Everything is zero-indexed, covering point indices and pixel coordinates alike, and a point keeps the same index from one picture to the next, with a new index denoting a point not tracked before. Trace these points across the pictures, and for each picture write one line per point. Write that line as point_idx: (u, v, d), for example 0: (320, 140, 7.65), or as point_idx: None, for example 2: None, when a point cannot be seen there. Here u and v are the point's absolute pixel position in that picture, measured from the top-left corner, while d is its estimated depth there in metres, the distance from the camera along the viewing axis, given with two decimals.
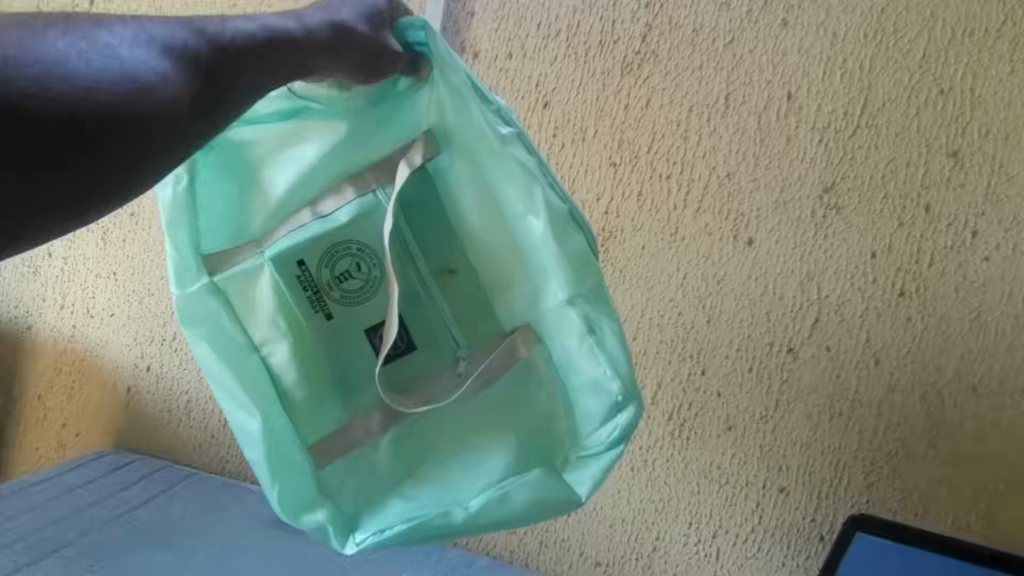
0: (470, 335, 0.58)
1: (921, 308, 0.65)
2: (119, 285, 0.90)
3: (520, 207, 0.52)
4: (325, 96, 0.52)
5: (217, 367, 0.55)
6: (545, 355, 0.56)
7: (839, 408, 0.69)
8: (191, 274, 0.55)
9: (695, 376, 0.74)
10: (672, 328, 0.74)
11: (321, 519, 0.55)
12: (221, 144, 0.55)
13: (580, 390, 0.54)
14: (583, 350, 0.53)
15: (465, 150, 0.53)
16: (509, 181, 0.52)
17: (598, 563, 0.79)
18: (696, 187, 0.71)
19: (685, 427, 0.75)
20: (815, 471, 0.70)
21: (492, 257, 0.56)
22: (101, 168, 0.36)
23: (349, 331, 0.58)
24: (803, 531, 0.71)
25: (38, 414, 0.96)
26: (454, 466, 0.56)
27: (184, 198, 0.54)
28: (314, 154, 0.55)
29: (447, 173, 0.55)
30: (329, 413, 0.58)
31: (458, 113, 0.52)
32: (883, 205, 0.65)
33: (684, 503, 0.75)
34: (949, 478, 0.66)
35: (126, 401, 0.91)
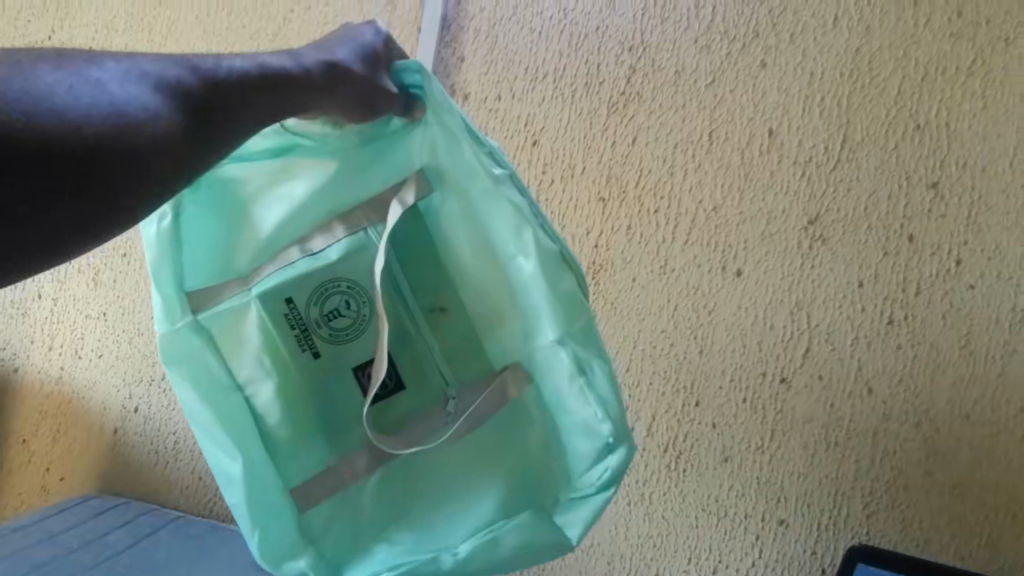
0: (460, 373, 0.58)
1: (910, 336, 0.66)
2: (109, 325, 0.89)
3: (511, 247, 0.52)
4: (318, 134, 0.53)
5: (201, 406, 0.55)
6: (537, 394, 0.56)
7: (835, 437, 0.69)
8: (175, 311, 0.55)
9: (689, 408, 0.73)
10: (664, 360, 0.74)
11: (304, 566, 0.56)
12: (210, 180, 0.56)
13: (571, 432, 0.53)
14: (574, 389, 0.52)
15: (457, 190, 0.54)
16: (500, 220, 0.52)
17: None
18: (684, 221, 0.72)
19: (681, 459, 0.74)
20: (813, 502, 0.70)
21: (484, 295, 0.56)
22: (88, 207, 0.36)
23: (336, 370, 0.57)
24: (804, 564, 0.70)
25: (21, 458, 0.93)
26: (443, 509, 0.56)
27: (169, 235, 0.55)
28: (304, 193, 0.56)
29: (440, 213, 0.56)
30: (314, 454, 0.57)
31: (450, 153, 0.53)
32: (868, 235, 0.67)
33: (683, 538, 0.74)
34: (948, 507, 0.65)
35: (112, 443, 0.89)
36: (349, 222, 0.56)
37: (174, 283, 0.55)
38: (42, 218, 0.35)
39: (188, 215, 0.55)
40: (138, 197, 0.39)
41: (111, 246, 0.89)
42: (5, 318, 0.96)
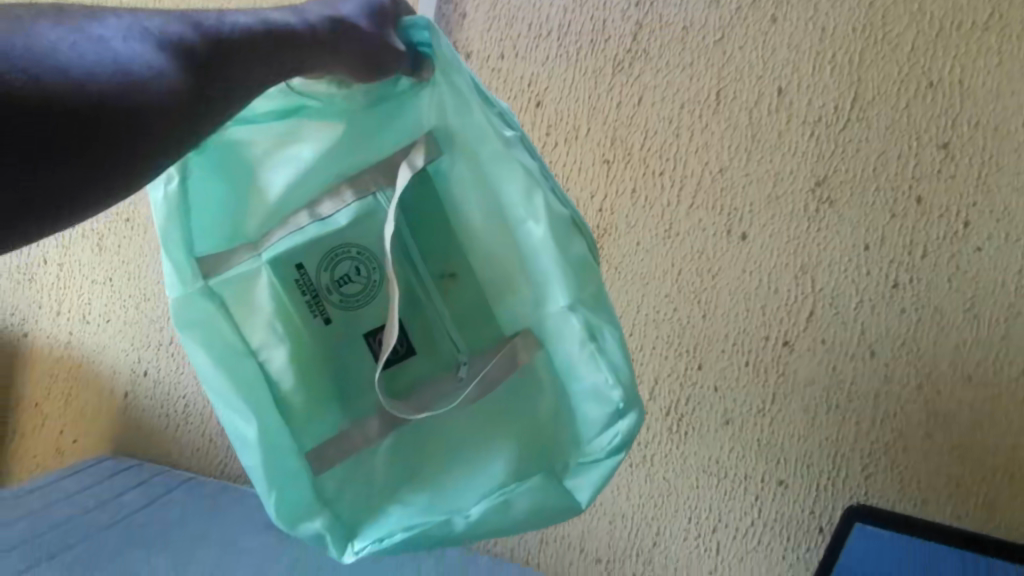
0: (471, 339, 0.58)
1: (915, 299, 0.66)
2: (115, 291, 0.90)
3: (520, 211, 0.52)
4: (325, 94, 0.52)
5: (214, 370, 0.55)
6: (547, 360, 0.56)
7: (836, 400, 0.69)
8: (187, 276, 0.55)
9: (692, 371, 0.74)
10: (668, 324, 0.74)
11: (319, 527, 0.55)
12: (217, 144, 0.55)
13: (581, 398, 0.53)
14: (584, 355, 0.52)
15: (466, 153, 0.53)
16: (510, 184, 0.52)
17: (599, 560, 0.79)
18: (690, 183, 0.71)
19: (682, 421, 0.75)
20: (813, 464, 0.71)
21: (494, 260, 0.56)
22: (92, 170, 0.34)
23: (349, 335, 0.58)
24: (802, 523, 0.71)
25: (34, 421, 0.95)
26: (453, 471, 0.56)
27: (178, 198, 0.54)
28: (312, 155, 0.55)
29: (449, 177, 0.55)
30: (328, 419, 0.58)
31: (459, 113, 0.53)
32: (876, 196, 0.66)
33: (684, 498, 0.76)
34: (945, 468, 0.66)
35: (123, 407, 0.91)
36: (355, 185, 0.56)
37: (184, 247, 0.55)
38: (48, 182, 0.32)
39: (195, 178, 0.55)
40: (140, 161, 0.37)
41: (114, 211, 0.89)
42: (11, 284, 0.97)
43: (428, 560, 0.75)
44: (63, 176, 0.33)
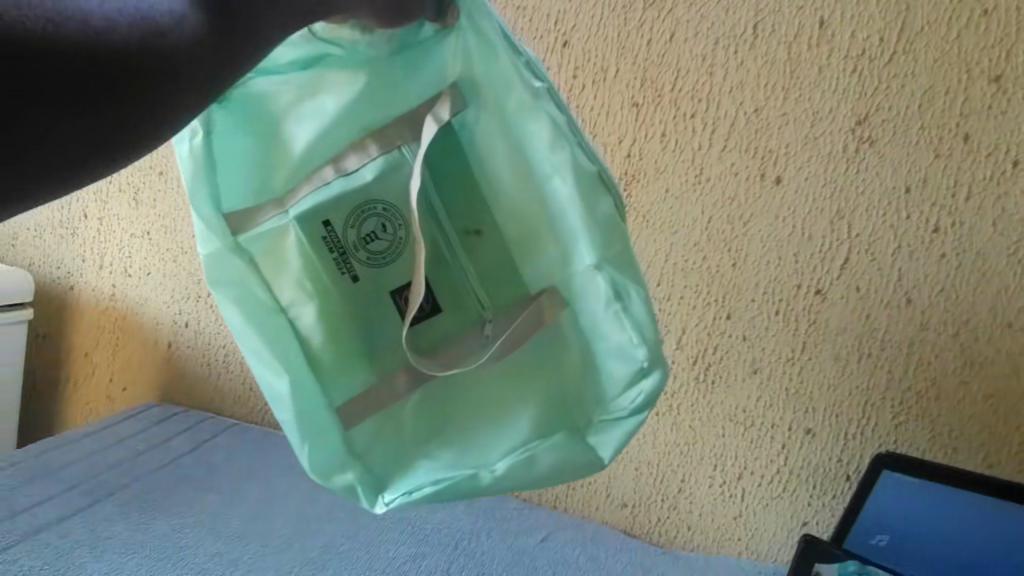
0: (494, 296, 0.55)
1: (957, 243, 0.64)
2: (154, 244, 0.92)
3: (546, 165, 0.49)
4: (348, 41, 0.48)
5: (242, 327, 0.51)
6: (573, 319, 0.52)
7: (869, 348, 0.69)
8: (214, 231, 0.51)
9: (721, 320, 0.73)
10: (697, 273, 0.73)
11: (350, 480, 0.52)
12: (240, 97, 0.51)
13: (604, 355, 0.51)
14: (609, 315, 0.50)
15: (490, 103, 0.50)
16: (536, 137, 0.49)
17: (625, 504, 0.81)
18: (723, 125, 0.69)
19: (710, 370, 0.75)
20: (841, 414, 0.71)
21: (517, 213, 0.52)
22: (109, 123, 0.28)
23: (380, 295, 0.54)
24: (829, 471, 0.72)
25: (85, 370, 1.00)
26: (476, 427, 0.53)
27: (202, 149, 0.50)
28: (335, 107, 0.51)
29: (473, 129, 0.52)
30: (359, 378, 0.54)
31: (485, 63, 0.50)
32: (920, 135, 0.63)
33: (711, 446, 0.76)
34: (979, 417, 0.65)
35: (166, 357, 0.95)
36: (380, 140, 0.52)
37: (208, 201, 0.51)
38: (55, 143, 0.26)
39: (218, 130, 0.51)
40: (168, 104, 0.30)
41: (148, 164, 0.90)
42: (54, 240, 1.00)
43: (460, 506, 0.78)
44: (73, 135, 0.26)
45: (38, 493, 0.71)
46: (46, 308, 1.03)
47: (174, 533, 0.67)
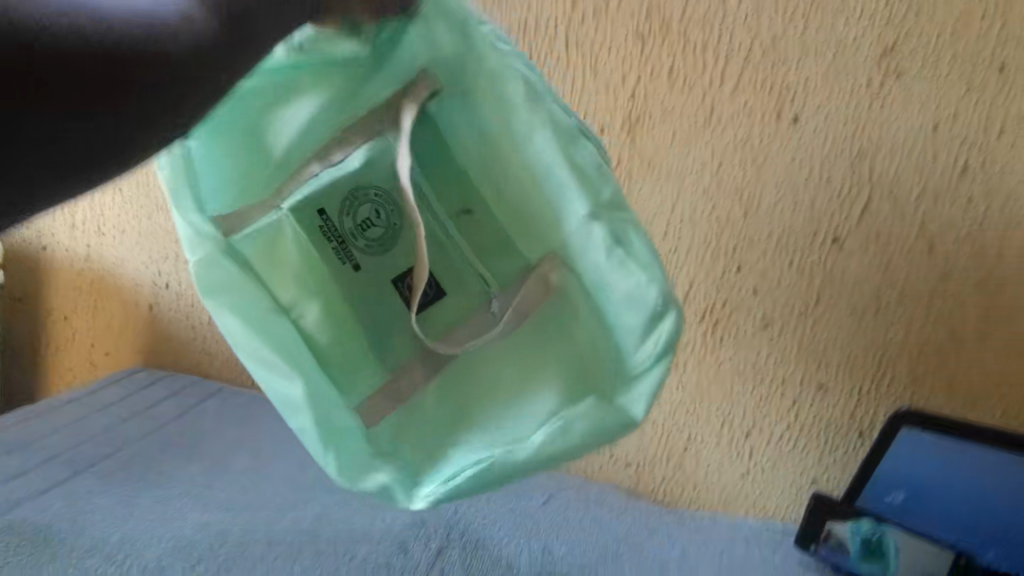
0: (496, 274, 0.51)
1: (987, 185, 0.60)
2: (126, 201, 0.87)
3: (521, 126, 0.44)
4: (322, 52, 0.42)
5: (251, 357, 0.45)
6: (576, 284, 0.48)
7: (886, 300, 0.66)
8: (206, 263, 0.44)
9: (730, 274, 0.69)
10: (705, 223, 0.68)
11: (385, 480, 0.47)
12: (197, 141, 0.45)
13: (613, 305, 0.45)
14: (611, 264, 0.44)
15: (455, 67, 0.45)
16: (508, 94, 0.44)
17: (629, 465, 0.78)
18: (736, 57, 0.63)
19: (718, 326, 0.71)
20: (855, 369, 0.68)
21: (509, 176, 0.48)
22: (104, 128, 0.29)
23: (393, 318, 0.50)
24: (841, 428, 0.70)
25: (65, 334, 0.96)
26: (500, 406, 0.49)
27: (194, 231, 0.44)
28: (307, 111, 0.46)
29: (451, 108, 0.47)
30: (369, 373, 0.50)
31: (438, 17, 0.43)
32: (952, 66, 0.58)
33: (717, 405, 0.73)
34: (1001, 370, 0.63)
35: (146, 322, 0.91)
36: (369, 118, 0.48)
37: (200, 242, 0.44)
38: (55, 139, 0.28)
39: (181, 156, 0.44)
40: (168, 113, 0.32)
41: None
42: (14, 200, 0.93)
43: None
44: (76, 144, 0.29)
45: (16, 467, 0.68)
46: (15, 270, 0.97)
47: (160, 506, 0.65)
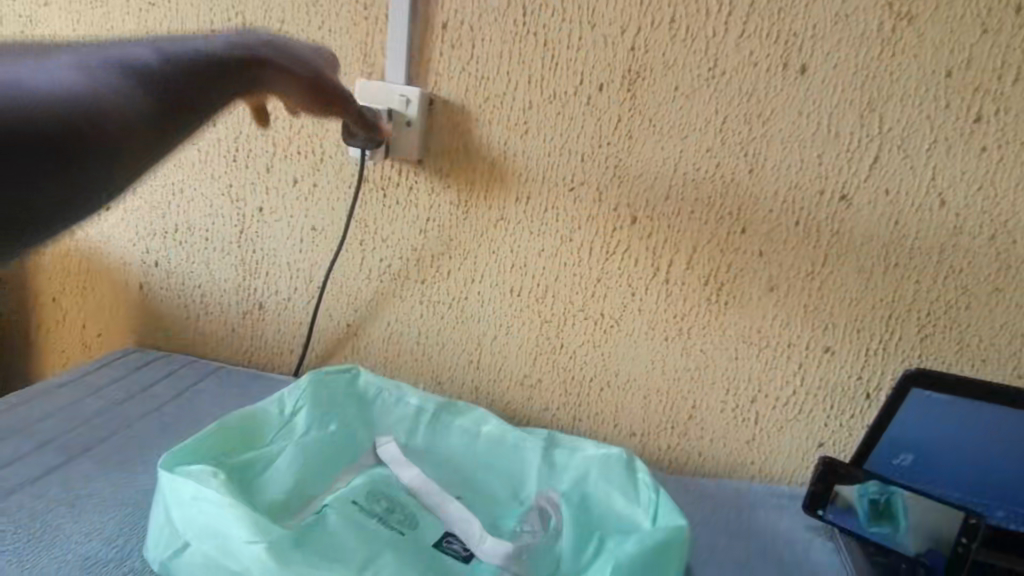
0: (489, 522, 0.62)
1: (999, 134, 0.59)
2: None
3: (475, 418, 0.71)
4: (322, 439, 0.63)
5: (267, 574, 0.42)
6: (556, 522, 0.61)
7: (895, 258, 0.64)
8: (231, 527, 0.44)
9: (735, 236, 0.67)
10: (709, 183, 0.66)
11: None
12: (169, 490, 0.46)
13: (594, 511, 0.63)
14: (563, 466, 0.68)
15: (436, 424, 0.70)
16: (465, 413, 0.71)
17: (633, 434, 0.75)
18: (741, 5, 0.61)
19: (723, 290, 0.68)
20: (863, 329, 0.66)
21: (486, 507, 0.64)
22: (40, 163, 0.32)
23: (413, 545, 0.54)
24: (849, 389, 0.69)
25: (54, 317, 0.82)
26: None
27: (216, 502, 0.45)
28: (314, 517, 0.54)
29: (427, 454, 0.68)
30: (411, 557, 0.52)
31: (420, 390, 0.73)
32: (965, 8, 0.57)
33: (723, 371, 0.71)
34: (1011, 324, 0.63)
35: (141, 303, 0.79)
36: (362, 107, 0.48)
37: (219, 532, 0.44)
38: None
39: (185, 495, 0.45)
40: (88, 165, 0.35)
41: None
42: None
43: None
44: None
45: None
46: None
47: None
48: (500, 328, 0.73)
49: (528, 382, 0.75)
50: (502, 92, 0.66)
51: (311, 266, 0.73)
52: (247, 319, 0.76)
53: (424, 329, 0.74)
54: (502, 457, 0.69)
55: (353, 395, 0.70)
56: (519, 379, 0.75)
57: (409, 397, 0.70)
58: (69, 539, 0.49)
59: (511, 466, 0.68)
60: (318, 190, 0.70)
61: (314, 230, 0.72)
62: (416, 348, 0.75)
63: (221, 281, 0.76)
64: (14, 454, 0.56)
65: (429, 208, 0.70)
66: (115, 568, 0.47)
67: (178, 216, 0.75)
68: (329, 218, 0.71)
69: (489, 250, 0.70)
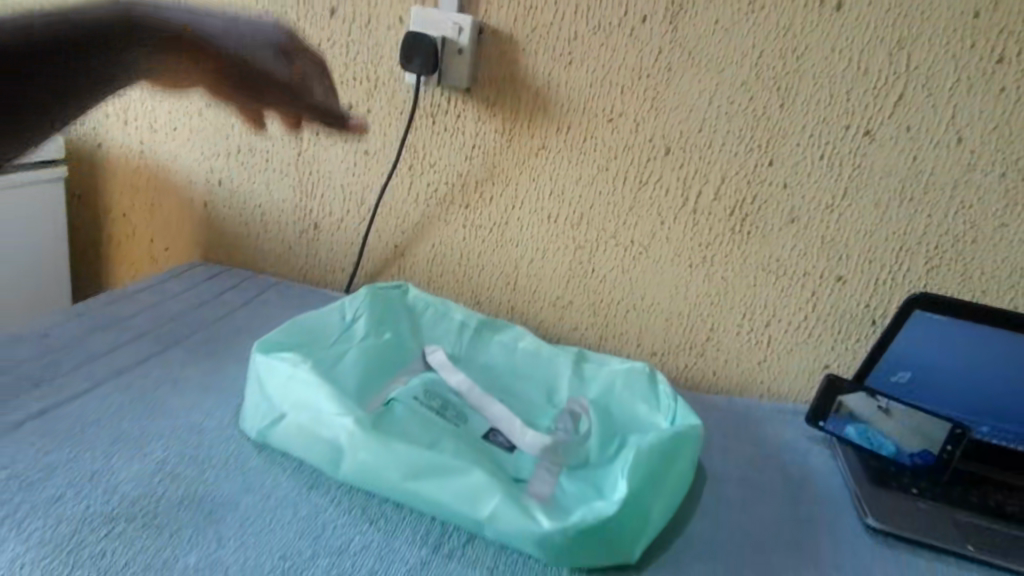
0: (529, 419, 0.68)
1: (1019, 75, 0.62)
2: (177, 96, 0.82)
3: (513, 334, 0.77)
4: (378, 342, 0.70)
5: (356, 442, 0.50)
6: (588, 423, 0.67)
7: (910, 192, 0.68)
8: (321, 402, 0.51)
9: (762, 168, 0.71)
10: (741, 116, 0.70)
11: (497, 501, 0.47)
12: (265, 371, 0.55)
13: (623, 416, 0.68)
14: (594, 378, 0.73)
15: (477, 338, 0.76)
16: (504, 330, 0.77)
17: (653, 353, 0.82)
18: None
19: (747, 221, 0.73)
20: (875, 260, 0.72)
21: (525, 407, 0.70)
22: None
23: (466, 435, 0.61)
24: (857, 316, 0.74)
25: (124, 231, 0.91)
26: (586, 480, 0.58)
27: (308, 380, 0.53)
28: (384, 405, 0.61)
29: (470, 363, 0.74)
30: (463, 445, 0.58)
31: (464, 309, 0.79)
32: None
33: (741, 297, 0.77)
34: (1013, 258, 0.68)
35: (205, 219, 0.88)
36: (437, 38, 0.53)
37: (310, 405, 0.52)
38: None
39: (280, 374, 0.54)
40: None
41: None
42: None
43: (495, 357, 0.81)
44: None
45: None
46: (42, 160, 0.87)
47: None
48: (536, 252, 0.79)
49: (560, 303, 0.81)
50: (549, 23, 0.70)
51: (364, 188, 0.80)
52: (304, 238, 0.85)
53: (465, 251, 0.81)
54: (538, 368, 0.75)
55: (404, 308, 0.77)
56: (551, 301, 0.81)
57: (453, 312, 0.77)
58: (175, 410, 0.57)
59: (547, 377, 0.74)
60: (371, 115, 0.77)
61: (366, 154, 0.79)
62: (458, 269, 0.82)
63: (279, 202, 0.84)
64: (114, 344, 0.65)
65: (475, 135, 0.75)
66: (216, 434, 0.56)
67: (239, 138, 0.82)
68: (381, 142, 0.78)
69: (530, 177, 0.76)
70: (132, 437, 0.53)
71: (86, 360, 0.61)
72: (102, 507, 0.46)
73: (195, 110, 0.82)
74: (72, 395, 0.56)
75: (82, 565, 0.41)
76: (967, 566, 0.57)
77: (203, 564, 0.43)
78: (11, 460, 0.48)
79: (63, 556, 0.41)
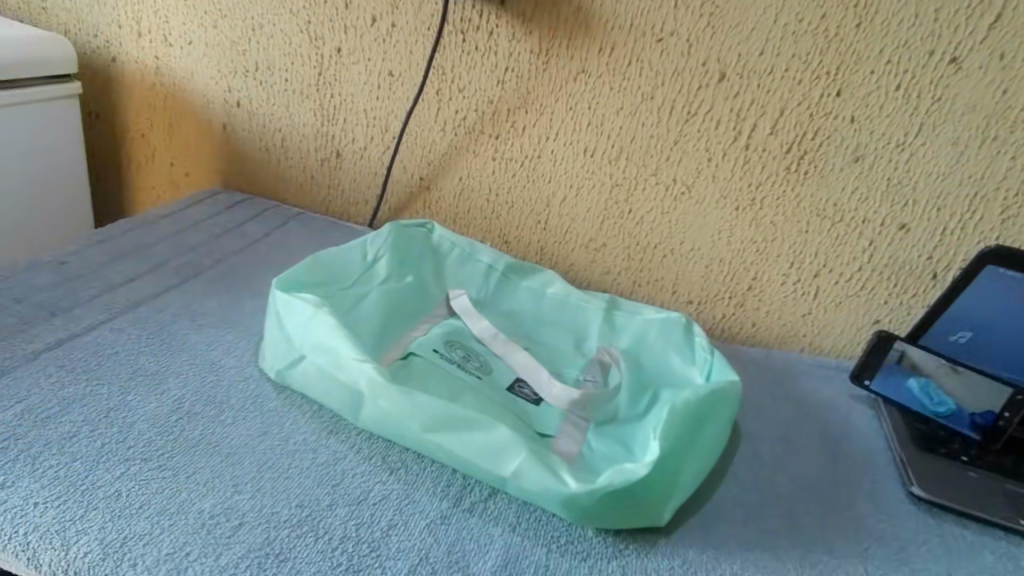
0: (555, 369, 0.65)
1: None
2: (190, 6, 0.77)
3: (541, 279, 0.72)
4: (399, 285, 0.68)
5: (374, 393, 0.47)
6: (617, 377, 0.63)
7: (995, 131, 0.60)
8: (341, 346, 0.49)
9: (828, 100, 0.63)
10: (809, 38, 0.61)
11: (521, 463, 0.45)
12: (285, 309, 0.52)
13: (655, 370, 0.64)
14: (627, 327, 0.68)
15: (503, 282, 0.72)
16: (532, 273, 0.72)
17: (689, 301, 0.76)
18: None
19: (805, 159, 0.66)
20: (945, 208, 0.64)
21: (551, 356, 0.67)
22: None
23: (489, 387, 0.59)
24: (916, 269, 0.68)
25: (144, 153, 0.88)
26: (615, 441, 0.55)
27: (327, 323, 0.50)
28: (403, 358, 0.60)
29: (495, 308, 0.71)
30: (484, 402, 0.55)
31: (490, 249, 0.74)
32: None
33: (789, 245, 0.70)
34: None
35: (224, 143, 0.84)
36: None
37: (330, 348, 0.50)
38: None
39: (301, 315, 0.52)
40: None
41: None
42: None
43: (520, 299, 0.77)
44: None
45: None
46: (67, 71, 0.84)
47: None
48: (569, 190, 0.74)
49: (593, 246, 0.76)
50: None
51: (387, 114, 0.75)
52: (325, 167, 0.81)
53: (494, 186, 0.76)
54: (567, 315, 0.70)
55: (427, 248, 0.73)
56: (584, 243, 0.76)
57: (479, 253, 0.72)
58: (193, 347, 0.56)
59: (576, 324, 0.70)
60: (396, 31, 0.71)
61: (390, 75, 0.73)
62: (485, 205, 0.77)
63: (299, 127, 0.79)
64: (133, 274, 0.63)
65: (508, 57, 0.69)
66: (235, 373, 0.54)
67: (257, 54, 0.77)
68: (406, 62, 0.72)
69: (565, 105, 0.70)
70: (149, 373, 0.52)
71: (104, 290, 0.60)
72: (118, 445, 0.45)
73: (211, 23, 0.77)
74: (90, 327, 0.55)
75: (97, 507, 0.41)
76: (1016, 538, 0.53)
77: (219, 510, 0.42)
78: (28, 393, 0.48)
79: (77, 495, 0.41)
